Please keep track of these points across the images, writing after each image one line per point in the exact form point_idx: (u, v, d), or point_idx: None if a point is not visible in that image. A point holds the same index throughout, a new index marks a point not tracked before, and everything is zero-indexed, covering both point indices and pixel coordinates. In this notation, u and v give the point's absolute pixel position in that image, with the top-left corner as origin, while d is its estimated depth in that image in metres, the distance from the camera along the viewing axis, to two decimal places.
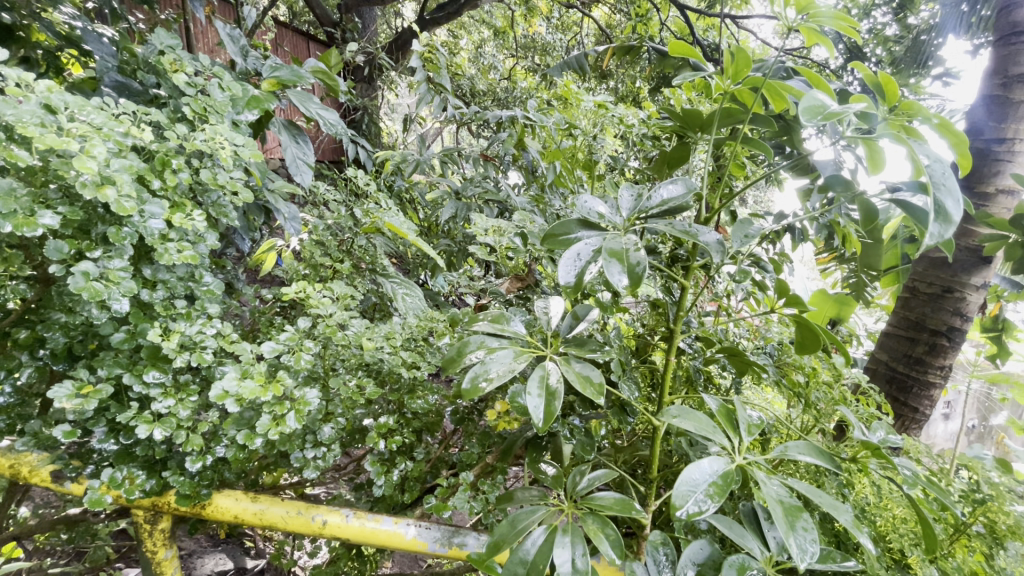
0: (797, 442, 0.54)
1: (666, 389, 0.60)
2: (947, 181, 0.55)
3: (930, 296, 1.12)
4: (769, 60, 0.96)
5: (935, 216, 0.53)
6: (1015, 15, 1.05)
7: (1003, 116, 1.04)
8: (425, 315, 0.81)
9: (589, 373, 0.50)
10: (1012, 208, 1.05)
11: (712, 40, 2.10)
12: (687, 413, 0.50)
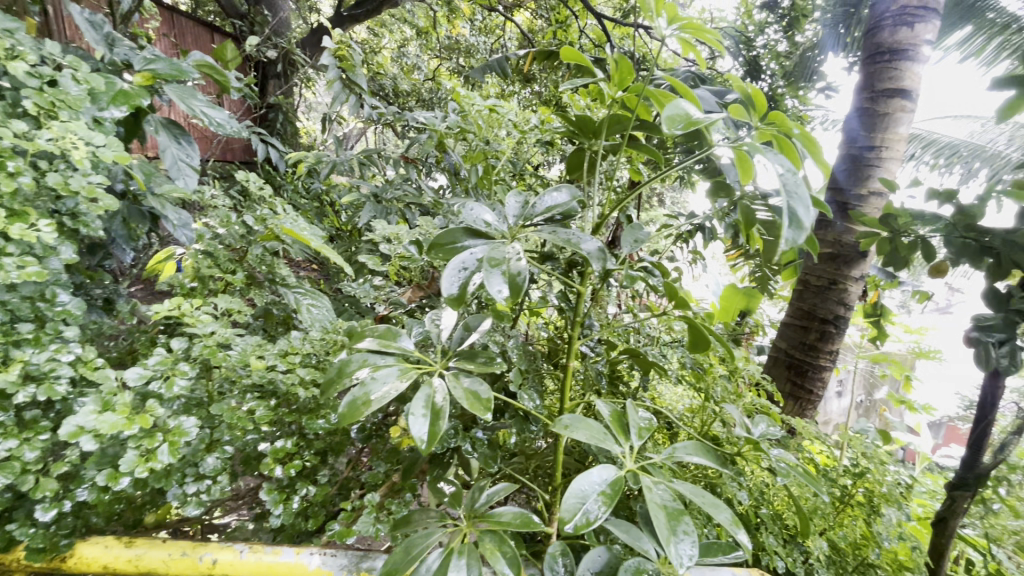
0: (687, 443, 0.57)
1: (566, 394, 0.62)
2: (797, 190, 0.59)
3: (819, 288, 1.24)
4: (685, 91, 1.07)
5: (788, 220, 0.58)
6: (879, 36, 1.19)
7: (872, 126, 1.18)
8: (330, 327, 0.77)
9: (477, 389, 0.50)
10: (881, 207, 1.18)
11: (627, 47, 2.19)
12: (580, 421, 0.51)
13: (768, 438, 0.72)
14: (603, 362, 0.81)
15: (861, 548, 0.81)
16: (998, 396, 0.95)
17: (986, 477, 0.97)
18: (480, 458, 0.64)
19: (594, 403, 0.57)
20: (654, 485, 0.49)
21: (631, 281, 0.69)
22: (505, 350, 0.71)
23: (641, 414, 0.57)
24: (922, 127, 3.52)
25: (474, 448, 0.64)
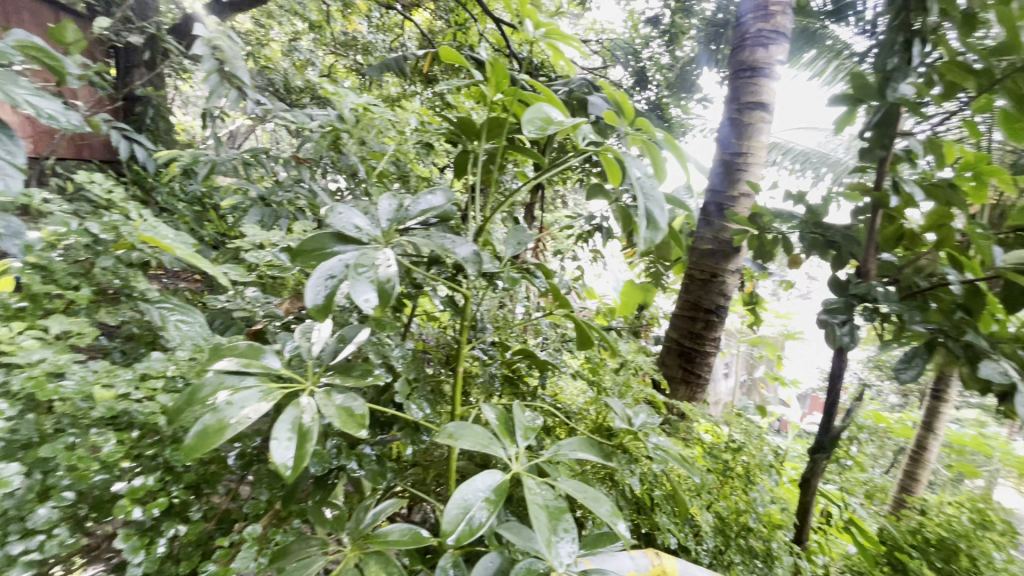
0: (571, 440, 0.61)
1: (456, 397, 0.64)
2: (653, 195, 0.75)
3: (702, 281, 1.36)
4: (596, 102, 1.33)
5: (645, 224, 0.73)
6: (742, 54, 1.33)
7: (740, 135, 1.32)
8: (200, 347, 0.70)
9: (351, 406, 0.51)
10: (749, 207, 1.33)
11: (526, 53, 2.24)
12: (464, 428, 0.53)
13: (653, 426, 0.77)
14: (496, 365, 0.82)
15: (740, 515, 0.90)
16: (843, 369, 1.11)
17: (837, 438, 1.13)
18: (370, 476, 0.62)
19: (482, 408, 0.60)
20: (538, 485, 0.51)
21: (515, 282, 0.70)
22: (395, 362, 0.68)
23: (526, 414, 0.60)
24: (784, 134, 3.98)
25: (360, 466, 0.62)
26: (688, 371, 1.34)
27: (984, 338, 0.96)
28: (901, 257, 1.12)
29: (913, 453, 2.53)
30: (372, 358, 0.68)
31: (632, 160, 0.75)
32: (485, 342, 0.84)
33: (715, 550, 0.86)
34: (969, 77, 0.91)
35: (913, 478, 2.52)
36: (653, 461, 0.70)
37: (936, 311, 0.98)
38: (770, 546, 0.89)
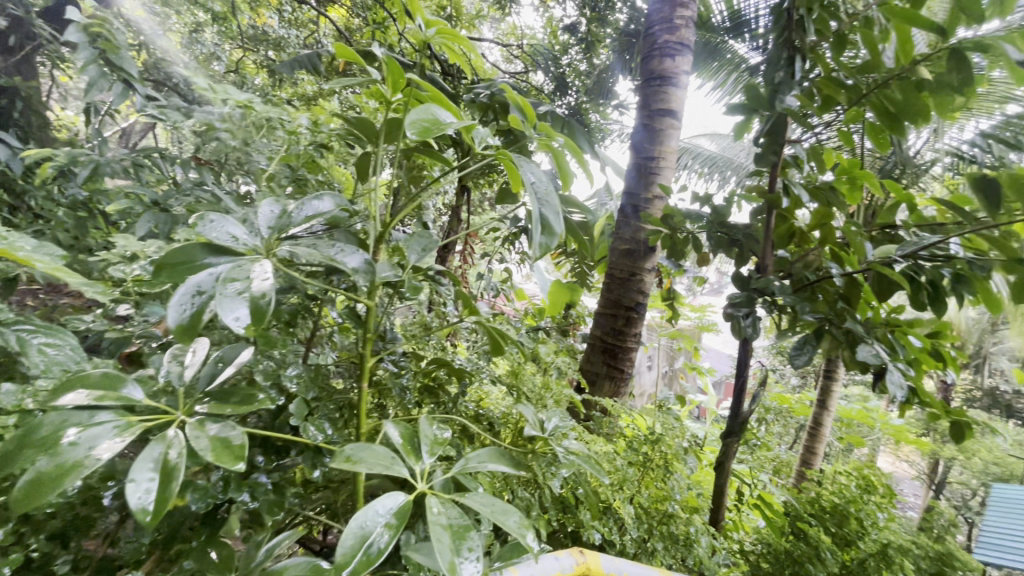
0: (482, 451, 0.60)
1: (361, 414, 0.62)
2: (545, 199, 0.76)
3: (622, 280, 1.42)
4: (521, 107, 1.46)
5: (539, 227, 0.73)
6: (651, 63, 1.42)
7: (652, 140, 1.40)
8: (65, 375, 0.63)
9: (227, 436, 0.47)
10: (662, 208, 1.41)
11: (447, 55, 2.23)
12: (365, 449, 0.51)
13: (566, 428, 0.78)
14: (406, 377, 0.79)
15: (660, 504, 0.93)
16: (748, 358, 1.21)
17: (746, 420, 1.23)
18: (264, 507, 0.58)
19: (386, 426, 0.58)
20: (444, 503, 0.49)
21: (418, 291, 0.68)
22: (288, 384, 0.63)
23: (433, 427, 0.59)
24: (694, 141, 4.25)
25: (253, 497, 0.58)
26: (612, 366, 1.39)
27: (860, 324, 1.07)
28: (790, 253, 1.22)
29: (811, 429, 2.81)
30: (272, 377, 0.63)
31: (527, 166, 0.76)
32: (394, 355, 0.81)
33: (639, 540, 0.89)
34: (840, 91, 1.02)
35: (812, 452, 2.79)
36: (562, 466, 0.70)
37: (823, 302, 1.08)
38: (689, 530, 0.93)
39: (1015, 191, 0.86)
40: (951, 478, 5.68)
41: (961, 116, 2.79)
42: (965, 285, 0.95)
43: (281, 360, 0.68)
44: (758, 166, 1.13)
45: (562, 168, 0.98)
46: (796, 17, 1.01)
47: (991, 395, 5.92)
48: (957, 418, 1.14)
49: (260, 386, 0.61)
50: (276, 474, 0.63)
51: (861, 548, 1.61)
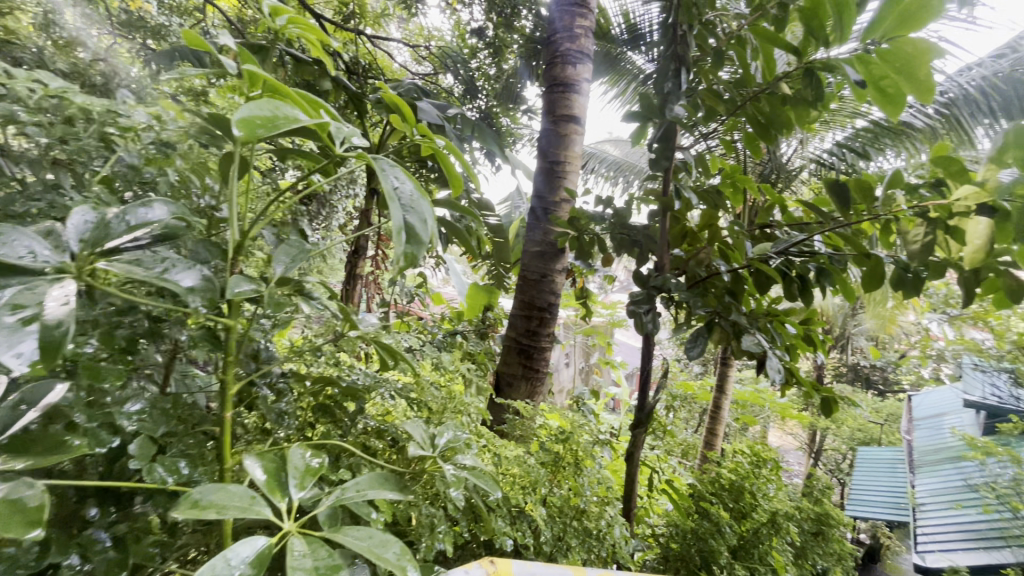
0: (359, 479, 0.60)
1: (227, 449, 0.57)
2: (412, 203, 0.63)
3: (534, 282, 1.44)
4: (430, 112, 1.47)
5: (402, 234, 0.60)
6: (554, 69, 1.46)
7: (558, 144, 1.44)
8: None
9: (22, 496, 0.41)
10: (569, 211, 1.45)
11: (353, 54, 2.15)
12: (220, 491, 0.49)
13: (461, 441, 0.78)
14: (287, 401, 0.74)
15: (572, 501, 0.96)
16: (651, 352, 1.28)
17: (652, 410, 1.30)
18: (101, 568, 0.50)
19: (249, 466, 0.56)
20: (309, 541, 0.48)
21: (284, 306, 0.63)
22: (125, 422, 0.54)
23: (302, 456, 0.59)
24: (599, 147, 4.48)
25: (86, 559, 0.50)
26: (528, 367, 1.41)
27: (745, 315, 1.17)
28: (684, 252, 1.31)
29: (712, 412, 3.06)
30: (121, 410, 0.55)
31: (390, 171, 0.65)
32: (273, 376, 0.73)
33: (555, 539, 0.91)
34: (719, 103, 1.11)
35: (713, 432, 3.05)
36: (452, 484, 0.70)
37: (713, 297, 1.17)
38: (600, 525, 0.96)
39: (861, 193, 0.98)
40: (826, 445, 6.49)
41: (820, 129, 3.16)
42: (827, 276, 1.08)
43: (137, 390, 0.59)
44: (653, 170, 1.20)
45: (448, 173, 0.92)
46: (680, 32, 1.09)
47: (852, 370, 6.87)
48: (826, 394, 1.29)
49: (82, 429, 0.51)
50: (127, 523, 0.54)
51: (755, 517, 1.77)
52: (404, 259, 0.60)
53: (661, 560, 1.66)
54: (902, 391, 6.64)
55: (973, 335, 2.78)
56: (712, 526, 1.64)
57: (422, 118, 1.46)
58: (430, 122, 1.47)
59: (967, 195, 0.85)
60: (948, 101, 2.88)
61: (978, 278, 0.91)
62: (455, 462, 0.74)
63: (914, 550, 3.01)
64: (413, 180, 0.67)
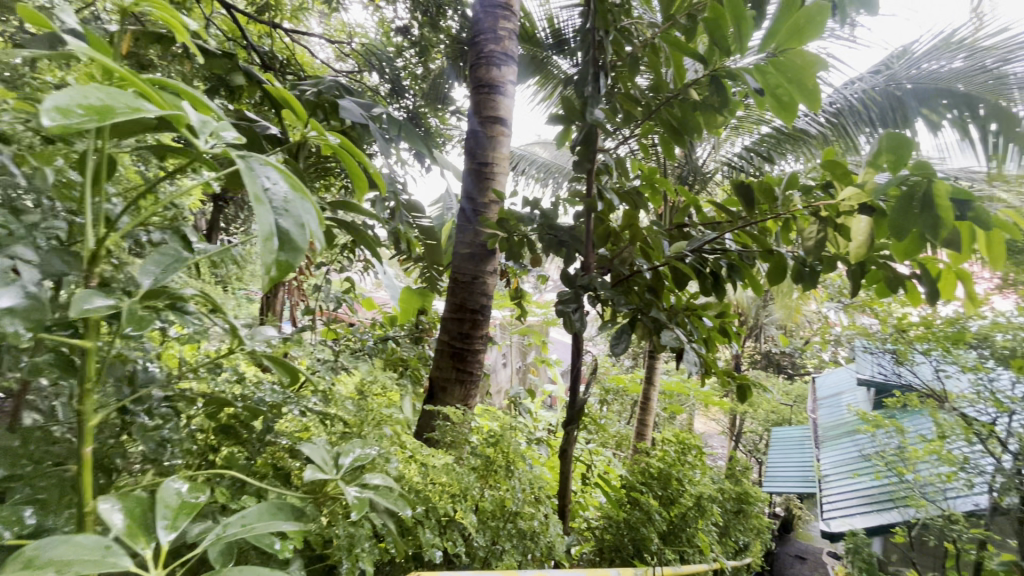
0: (250, 511, 0.57)
1: (87, 488, 0.50)
2: (288, 206, 0.52)
3: (465, 284, 1.43)
4: (355, 111, 1.41)
5: (275, 243, 0.49)
6: (479, 71, 1.45)
7: (485, 146, 1.44)
8: None
9: None
10: (498, 213, 1.45)
11: (268, 46, 2.02)
12: (64, 544, 0.42)
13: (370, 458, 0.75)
14: (171, 426, 0.66)
15: (504, 505, 0.95)
16: (580, 350, 1.30)
17: (583, 406, 1.33)
18: None
19: (106, 509, 0.49)
20: None
21: (148, 323, 0.54)
22: None
23: (176, 492, 0.54)
24: (529, 149, 4.54)
25: None
26: (461, 371, 1.39)
27: (665, 311, 1.23)
28: (608, 251, 1.35)
29: (642, 404, 3.19)
30: None
31: (264, 166, 0.53)
32: (154, 402, 0.65)
33: (488, 544, 0.90)
34: (636, 108, 1.17)
35: (644, 423, 3.17)
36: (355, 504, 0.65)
37: (635, 295, 1.21)
38: (533, 525, 0.97)
39: (763, 195, 1.05)
40: (745, 428, 6.98)
41: (731, 134, 3.39)
42: (737, 272, 1.15)
43: None
44: (577, 172, 1.23)
45: (354, 175, 0.90)
46: (598, 38, 1.12)
47: (764, 357, 7.47)
48: (741, 382, 1.38)
49: None
50: None
51: (683, 501, 1.87)
52: (269, 270, 0.48)
53: (597, 552, 1.72)
54: (807, 374, 7.30)
55: (862, 321, 3.11)
56: (643, 515, 1.71)
57: (348, 118, 1.40)
58: (355, 121, 1.41)
59: (851, 196, 0.93)
60: (836, 111, 3.21)
61: (862, 271, 1.01)
62: (361, 482, 0.70)
63: (819, 518, 3.32)
64: (293, 176, 0.55)
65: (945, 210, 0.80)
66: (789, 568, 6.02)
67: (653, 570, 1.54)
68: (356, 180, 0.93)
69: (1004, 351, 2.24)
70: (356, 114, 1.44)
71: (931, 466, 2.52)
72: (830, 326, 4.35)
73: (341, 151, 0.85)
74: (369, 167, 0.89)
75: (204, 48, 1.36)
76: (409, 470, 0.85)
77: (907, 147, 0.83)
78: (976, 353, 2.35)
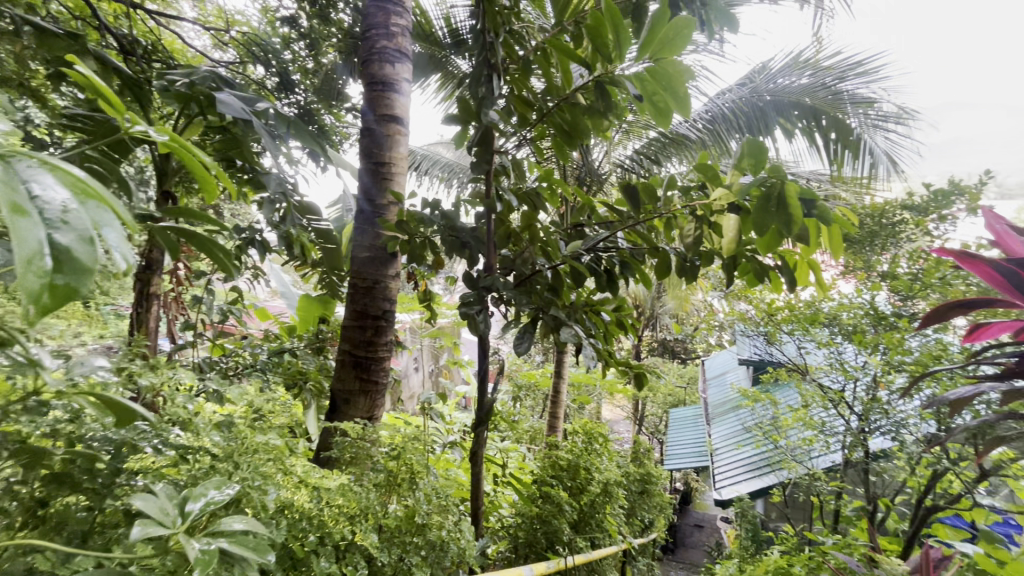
0: None
1: None
2: (70, 218, 0.43)
3: (366, 289, 1.36)
4: (235, 105, 1.28)
5: (47, 263, 0.40)
6: (372, 67, 1.39)
7: (381, 145, 1.38)
8: None
9: None
10: (398, 215, 1.40)
11: (126, 27, 1.77)
12: None
13: (224, 503, 0.68)
14: None
15: (409, 519, 0.93)
16: (486, 351, 1.30)
17: (492, 406, 1.32)
18: None
19: None
20: None
21: None
22: None
23: None
24: (431, 149, 4.47)
25: None
26: (365, 380, 1.32)
27: (565, 309, 1.26)
28: (510, 252, 1.36)
29: (553, 397, 3.28)
30: None
31: (33, 171, 0.44)
32: None
33: (393, 562, 0.87)
34: (530, 110, 1.18)
35: (555, 416, 3.26)
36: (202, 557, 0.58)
37: (537, 294, 1.23)
38: (443, 534, 0.95)
39: (647, 196, 1.11)
40: (646, 411, 7.48)
41: (622, 138, 3.58)
42: (629, 269, 1.22)
43: None
44: (476, 173, 1.21)
45: (196, 173, 0.84)
46: (490, 40, 1.12)
47: (660, 344, 8.05)
48: (638, 371, 1.46)
49: None
50: None
51: (591, 489, 1.95)
52: (37, 296, 0.39)
53: (512, 550, 1.74)
54: (697, 358, 8.00)
55: (740, 307, 3.46)
56: (555, 507, 1.75)
57: (226, 112, 1.26)
58: (234, 116, 1.28)
59: (721, 196, 1.01)
60: (711, 118, 3.54)
61: (733, 263, 1.11)
62: (218, 529, 0.63)
63: (712, 488, 3.66)
64: (76, 188, 0.46)
65: (794, 209, 0.90)
66: (688, 536, 6.57)
67: (564, 561, 1.59)
68: (197, 179, 0.88)
69: (849, 327, 2.61)
70: (236, 107, 1.31)
71: (798, 432, 2.87)
72: (715, 313, 4.80)
73: (176, 148, 0.74)
74: (214, 166, 0.85)
75: (37, 25, 1.16)
76: (298, 496, 0.81)
77: (763, 154, 0.93)
78: (828, 330, 2.72)
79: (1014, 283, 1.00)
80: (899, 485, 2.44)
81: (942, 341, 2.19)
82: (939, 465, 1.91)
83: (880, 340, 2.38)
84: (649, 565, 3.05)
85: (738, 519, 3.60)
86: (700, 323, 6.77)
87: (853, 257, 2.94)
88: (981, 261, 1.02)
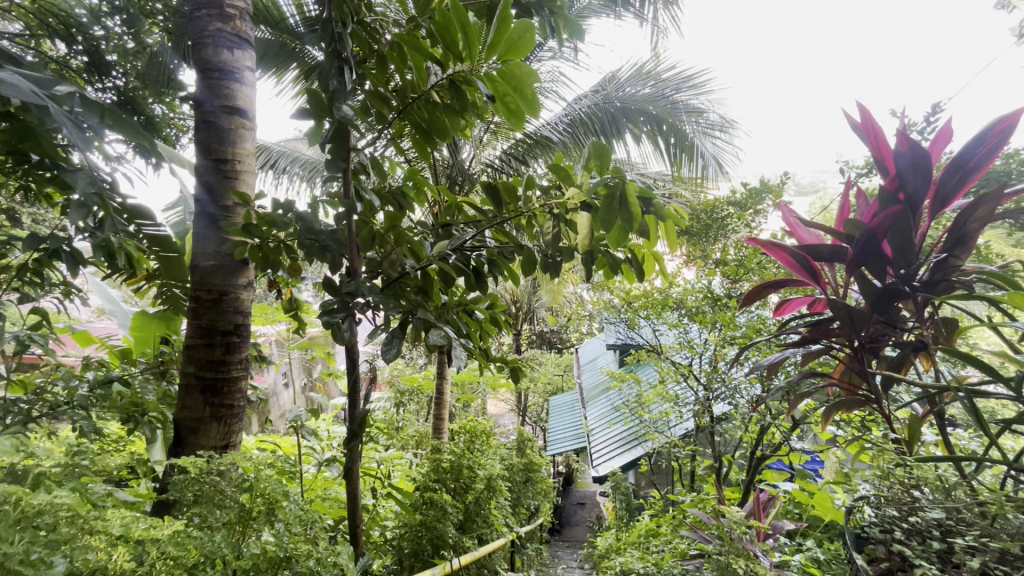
0: None
1: None
2: None
3: (212, 302, 1.20)
4: (22, 86, 1.05)
5: None
6: (205, 52, 1.23)
7: (221, 140, 1.23)
8: None
9: None
10: (246, 217, 1.25)
11: None
12: None
13: None
14: None
15: (270, 555, 0.85)
16: (356, 359, 1.23)
17: (366, 418, 1.25)
18: None
19: None
20: None
21: None
22: None
23: None
24: (289, 146, 4.15)
25: None
26: (216, 406, 1.17)
27: (436, 310, 1.23)
28: (375, 254, 1.29)
29: (436, 398, 3.25)
30: None
31: None
32: None
33: None
34: (386, 106, 1.13)
35: (439, 418, 3.22)
36: None
37: (406, 296, 1.18)
38: (313, 563, 0.88)
39: (508, 194, 1.14)
40: (529, 402, 7.78)
41: (491, 138, 3.65)
42: (497, 266, 1.24)
43: None
44: (331, 172, 1.12)
45: None
46: (337, 29, 1.04)
47: (538, 337, 8.44)
48: (513, 366, 1.49)
49: None
50: None
51: (475, 487, 1.97)
52: None
53: (397, 562, 1.68)
54: (571, 346, 8.53)
55: (604, 296, 3.75)
56: (439, 511, 1.73)
57: (9, 95, 1.03)
58: (19, 99, 1.04)
59: (573, 195, 1.08)
60: (571, 121, 3.76)
61: (591, 257, 1.19)
62: None
63: (590, 467, 3.93)
64: None
65: (634, 206, 0.99)
66: (573, 515, 6.99)
67: (450, 564, 1.58)
68: None
69: (692, 309, 2.97)
70: (23, 88, 1.07)
71: (659, 405, 3.20)
72: (584, 304, 5.15)
73: None
74: None
75: None
76: (114, 555, 0.67)
77: (606, 156, 1.01)
78: (677, 313, 3.07)
79: (803, 265, 1.21)
80: (737, 441, 2.85)
81: (761, 315, 2.60)
82: (764, 420, 2.27)
83: (716, 319, 2.76)
84: (538, 550, 3.18)
85: (613, 491, 3.92)
86: (572, 314, 7.20)
87: (693, 247, 3.35)
88: (781, 249, 1.22)
